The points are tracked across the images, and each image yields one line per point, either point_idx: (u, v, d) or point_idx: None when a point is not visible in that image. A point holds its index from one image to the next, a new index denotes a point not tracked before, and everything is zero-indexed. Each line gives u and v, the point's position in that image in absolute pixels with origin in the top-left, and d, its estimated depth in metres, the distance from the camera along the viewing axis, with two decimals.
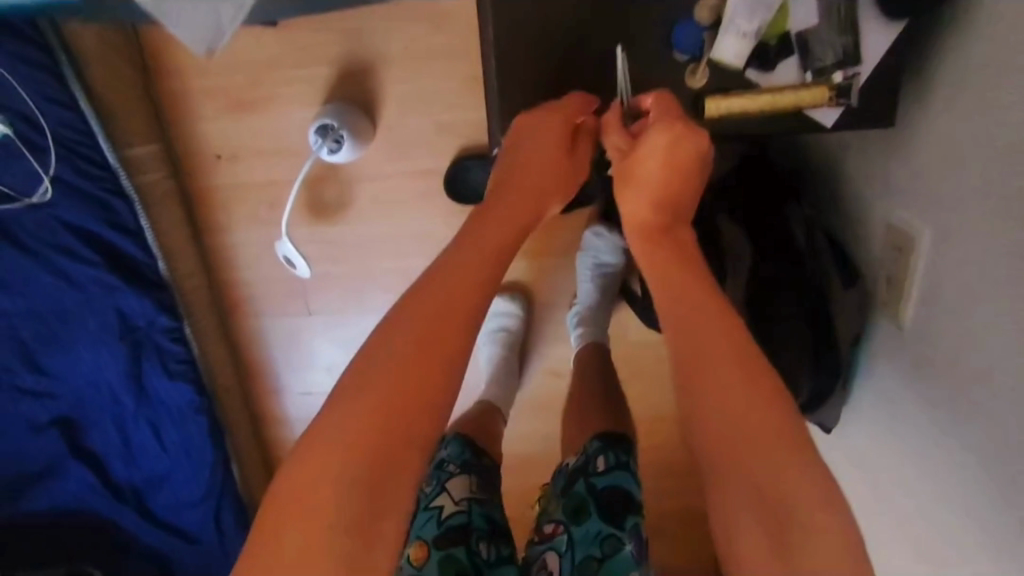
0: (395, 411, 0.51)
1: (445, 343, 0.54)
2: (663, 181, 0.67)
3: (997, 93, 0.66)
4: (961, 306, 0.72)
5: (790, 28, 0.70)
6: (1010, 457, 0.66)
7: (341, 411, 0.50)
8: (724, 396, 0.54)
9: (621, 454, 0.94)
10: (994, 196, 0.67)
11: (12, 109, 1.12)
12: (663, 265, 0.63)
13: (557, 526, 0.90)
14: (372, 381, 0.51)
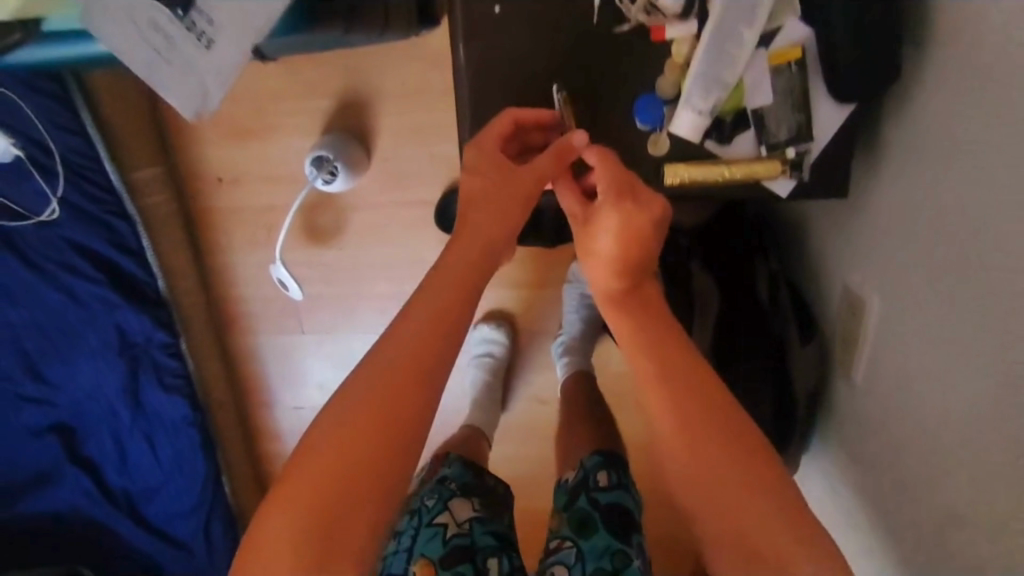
0: (353, 463, 0.54)
1: (399, 397, 0.57)
2: (624, 247, 0.69)
3: (937, 177, 0.69)
4: (905, 377, 0.74)
5: (747, 104, 0.74)
6: (947, 526, 0.69)
7: (304, 464, 0.54)
8: (688, 450, 0.59)
9: (621, 472, 0.94)
10: (933, 275, 0.70)
11: (25, 135, 1.20)
12: (625, 331, 0.67)
13: (564, 542, 0.87)
14: (330, 436, 0.55)
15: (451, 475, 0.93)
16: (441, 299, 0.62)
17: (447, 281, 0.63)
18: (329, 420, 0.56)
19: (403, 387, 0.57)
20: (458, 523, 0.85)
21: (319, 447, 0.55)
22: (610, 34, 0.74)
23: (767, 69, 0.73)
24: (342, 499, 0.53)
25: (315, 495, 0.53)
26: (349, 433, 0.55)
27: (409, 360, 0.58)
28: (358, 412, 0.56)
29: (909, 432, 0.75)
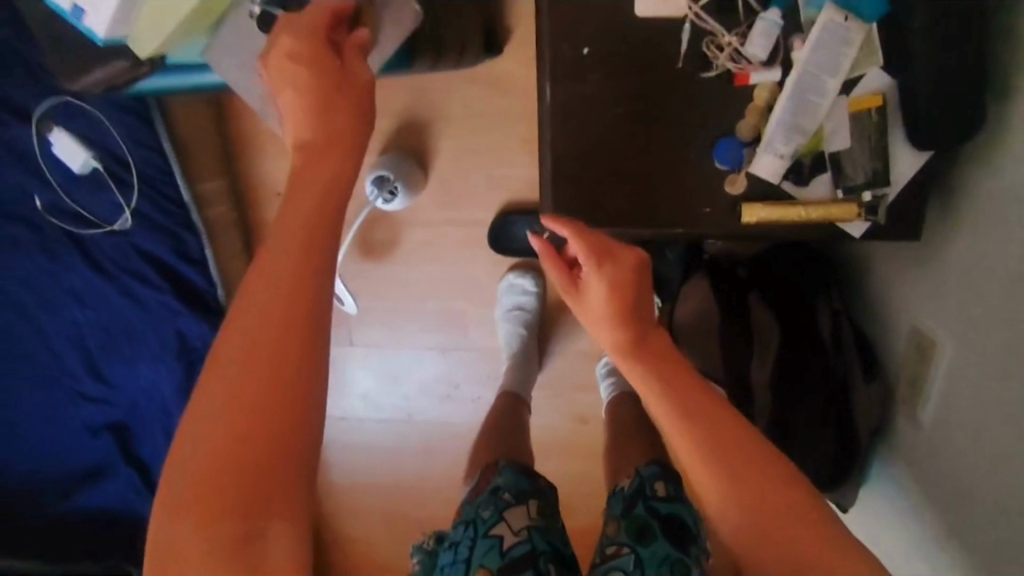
0: (247, 434, 0.52)
1: (269, 385, 0.53)
2: (616, 303, 0.66)
3: (1015, 230, 0.70)
4: (975, 426, 0.75)
5: (826, 147, 0.76)
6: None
7: (189, 448, 0.52)
8: (741, 492, 0.59)
9: (677, 484, 0.95)
10: (1009, 327, 0.70)
11: (105, 148, 1.25)
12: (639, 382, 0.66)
13: (622, 548, 0.86)
14: (206, 447, 0.52)
15: (505, 483, 0.95)
16: (289, 249, 0.56)
17: (293, 232, 0.57)
18: (199, 426, 0.52)
19: (273, 375, 0.53)
20: (515, 533, 0.87)
21: (195, 458, 0.52)
22: (695, 77, 0.76)
23: (847, 115, 0.75)
24: (249, 500, 0.52)
25: (213, 505, 0.51)
26: (229, 438, 0.52)
27: (275, 345, 0.54)
28: (226, 415, 0.52)
29: (970, 475, 0.75)
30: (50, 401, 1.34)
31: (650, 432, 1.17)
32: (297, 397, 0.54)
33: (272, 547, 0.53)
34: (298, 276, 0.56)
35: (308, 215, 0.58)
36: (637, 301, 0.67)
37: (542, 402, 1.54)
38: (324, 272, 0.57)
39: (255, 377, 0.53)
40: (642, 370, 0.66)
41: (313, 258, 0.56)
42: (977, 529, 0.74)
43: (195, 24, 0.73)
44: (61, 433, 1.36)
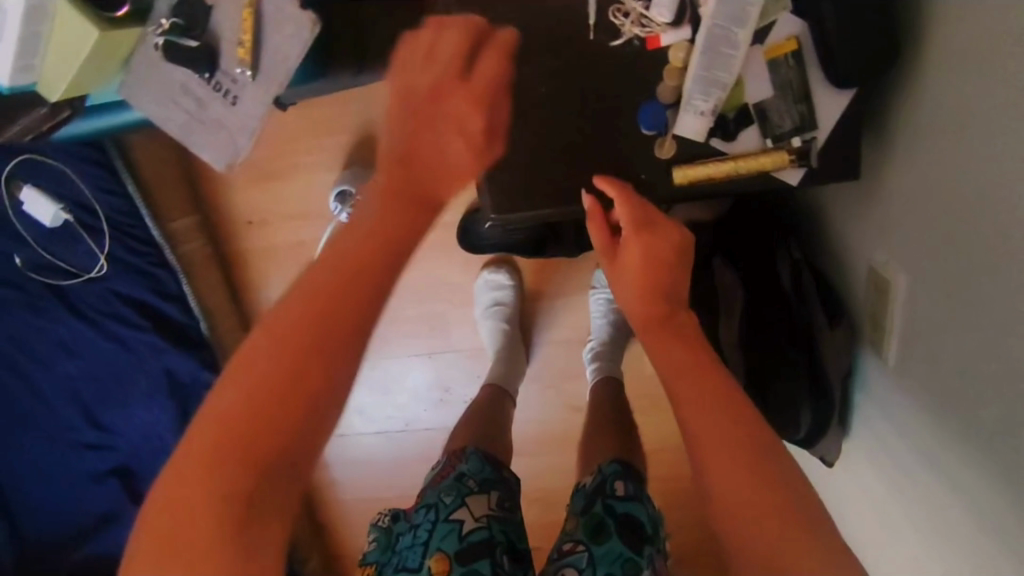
0: (256, 431, 0.52)
1: (295, 391, 0.53)
2: (646, 268, 0.72)
3: (951, 153, 0.69)
4: (939, 355, 0.75)
5: (748, 100, 0.76)
6: (1002, 503, 0.67)
7: (198, 438, 0.51)
8: (722, 468, 0.59)
9: (636, 484, 0.98)
10: (959, 252, 0.70)
11: (71, 199, 1.28)
12: (662, 347, 0.67)
13: (578, 545, 0.91)
14: (213, 438, 0.51)
15: (470, 470, 1.03)
16: (337, 263, 0.56)
17: (347, 247, 0.57)
18: (212, 418, 0.52)
19: (295, 384, 0.53)
20: (475, 519, 0.95)
21: (202, 449, 0.51)
22: (607, 48, 0.77)
23: (765, 65, 0.75)
24: (250, 490, 0.51)
25: (211, 503, 0.50)
26: (240, 435, 0.51)
27: (310, 353, 0.53)
28: (245, 413, 0.52)
29: (957, 401, 0.73)
30: (51, 452, 1.37)
31: (623, 422, 1.20)
32: (319, 400, 0.54)
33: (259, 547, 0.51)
34: (344, 285, 0.55)
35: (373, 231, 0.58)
36: (669, 273, 0.72)
37: (534, 395, 1.55)
38: (372, 283, 0.56)
39: (281, 381, 0.52)
40: (663, 334, 0.68)
41: (360, 268, 0.56)
42: (958, 456, 0.74)
43: (104, 69, 0.89)
44: (66, 482, 1.38)
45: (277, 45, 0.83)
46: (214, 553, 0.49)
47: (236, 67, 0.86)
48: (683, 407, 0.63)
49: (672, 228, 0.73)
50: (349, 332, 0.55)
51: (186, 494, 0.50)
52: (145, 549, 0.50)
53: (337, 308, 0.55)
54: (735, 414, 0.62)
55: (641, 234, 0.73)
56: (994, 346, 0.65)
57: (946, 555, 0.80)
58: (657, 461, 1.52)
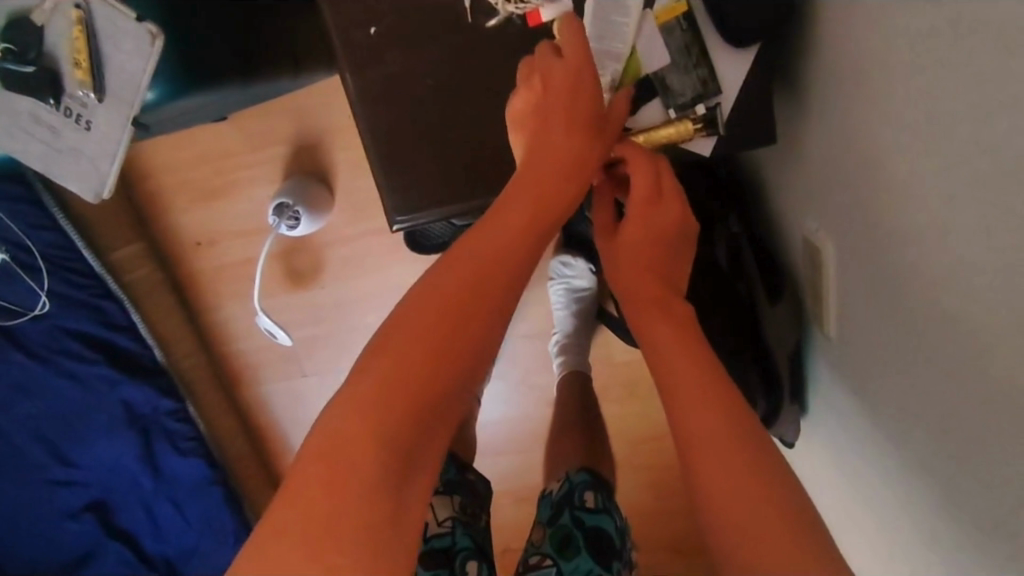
0: (404, 409, 0.50)
1: (446, 365, 0.53)
2: (649, 244, 0.71)
3: (872, 106, 0.64)
4: (879, 322, 0.70)
5: (645, 70, 0.74)
6: (954, 478, 0.62)
7: (347, 411, 0.49)
8: (708, 452, 0.56)
9: (606, 496, 0.94)
10: (889, 210, 0.64)
11: (7, 239, 1.26)
12: (656, 328, 0.66)
13: (545, 559, 0.88)
14: (368, 402, 0.50)
15: (436, 468, 0.96)
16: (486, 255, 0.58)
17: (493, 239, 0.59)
18: (366, 386, 0.50)
19: (441, 364, 0.53)
20: (439, 522, 0.91)
21: (357, 412, 0.49)
22: (483, 29, 0.76)
23: (658, 32, 0.73)
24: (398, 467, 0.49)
25: (371, 465, 0.48)
26: (393, 401, 0.50)
27: (464, 330, 0.54)
28: (400, 380, 0.51)
29: (896, 364, 0.69)
30: (20, 493, 1.31)
31: (589, 423, 1.18)
32: (457, 389, 0.54)
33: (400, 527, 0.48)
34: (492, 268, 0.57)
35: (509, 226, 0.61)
36: (673, 256, 0.72)
37: (508, 393, 1.50)
38: (516, 267, 0.59)
39: (438, 353, 0.53)
40: (655, 311, 0.67)
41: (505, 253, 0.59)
42: (906, 421, 0.69)
43: None
44: (34, 524, 1.32)
45: (117, 61, 0.82)
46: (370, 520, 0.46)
47: (78, 89, 0.84)
48: (668, 386, 0.61)
49: (677, 206, 0.72)
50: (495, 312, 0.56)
51: (341, 462, 0.47)
52: (288, 532, 0.45)
53: (484, 288, 0.56)
54: (716, 394, 0.59)
55: (646, 207, 0.71)
56: (921, 301, 0.61)
57: (904, 532, 0.75)
58: (638, 451, 1.47)
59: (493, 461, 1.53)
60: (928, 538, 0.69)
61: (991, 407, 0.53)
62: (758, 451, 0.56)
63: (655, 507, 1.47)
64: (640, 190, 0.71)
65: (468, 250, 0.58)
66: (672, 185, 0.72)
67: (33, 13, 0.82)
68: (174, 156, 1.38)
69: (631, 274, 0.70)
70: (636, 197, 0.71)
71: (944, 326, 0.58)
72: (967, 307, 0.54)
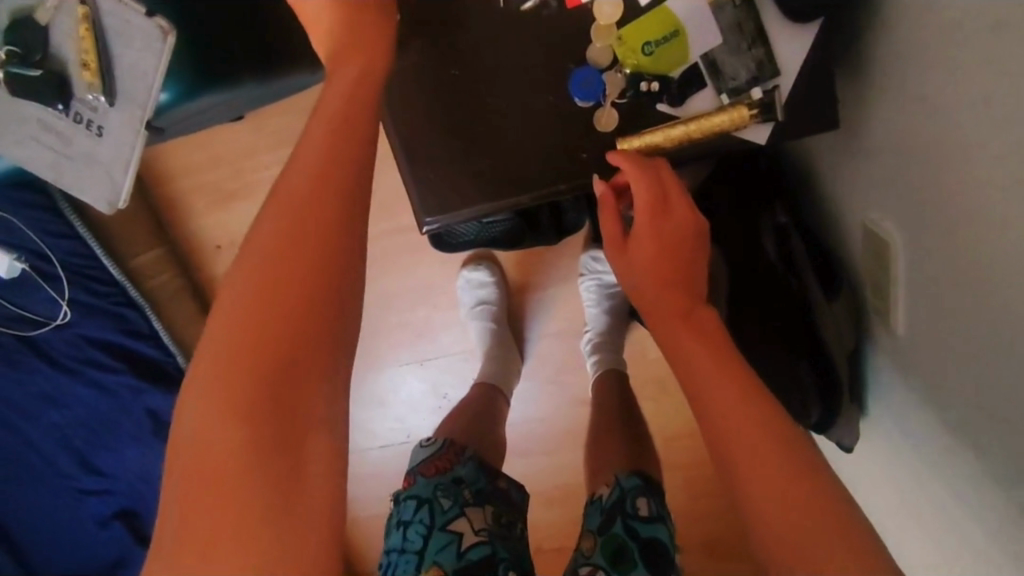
0: (244, 368, 0.51)
1: (281, 315, 0.52)
2: (665, 256, 0.67)
3: (953, 85, 0.58)
4: (961, 320, 0.63)
5: (694, 52, 0.68)
6: None
7: (198, 389, 0.51)
8: (750, 471, 0.54)
9: (658, 502, 0.89)
10: (972, 198, 0.58)
11: (29, 249, 1.23)
12: (685, 347, 0.62)
13: (597, 571, 0.82)
14: (212, 394, 0.50)
15: (465, 476, 0.93)
16: (294, 191, 0.55)
17: (304, 173, 0.56)
18: (203, 380, 0.51)
19: (272, 308, 0.52)
20: (474, 533, 0.85)
21: (204, 406, 0.50)
22: (517, 13, 0.70)
23: (708, 9, 0.67)
24: (265, 427, 0.50)
25: (234, 451, 0.49)
26: (234, 383, 0.50)
27: (292, 291, 0.52)
28: (234, 364, 0.51)
29: (976, 370, 0.62)
30: (50, 503, 1.29)
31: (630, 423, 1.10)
32: (296, 325, 0.52)
33: (304, 479, 0.51)
34: (301, 220, 0.54)
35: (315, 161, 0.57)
36: (688, 263, 0.67)
37: (538, 393, 1.45)
38: (336, 195, 0.55)
39: (263, 322, 0.52)
40: (683, 331, 0.63)
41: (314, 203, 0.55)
42: (983, 428, 0.63)
43: None
44: (64, 534, 1.30)
45: (127, 61, 0.77)
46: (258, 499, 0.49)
47: (88, 92, 0.79)
48: (702, 399, 0.59)
49: (687, 210, 0.67)
50: (326, 259, 0.54)
51: (211, 460, 0.49)
52: (190, 511, 0.49)
53: (297, 241, 0.53)
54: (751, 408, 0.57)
55: (653, 214, 0.66)
56: (1014, 298, 0.55)
57: (980, 543, 0.69)
58: (675, 450, 1.41)
59: (523, 463, 1.48)
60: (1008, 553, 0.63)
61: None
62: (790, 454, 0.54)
63: (693, 508, 1.41)
64: (644, 195, 0.66)
65: (273, 202, 0.56)
66: (676, 188, 0.67)
67: (37, 13, 0.78)
68: (191, 159, 1.34)
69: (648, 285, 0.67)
70: (644, 208, 0.66)
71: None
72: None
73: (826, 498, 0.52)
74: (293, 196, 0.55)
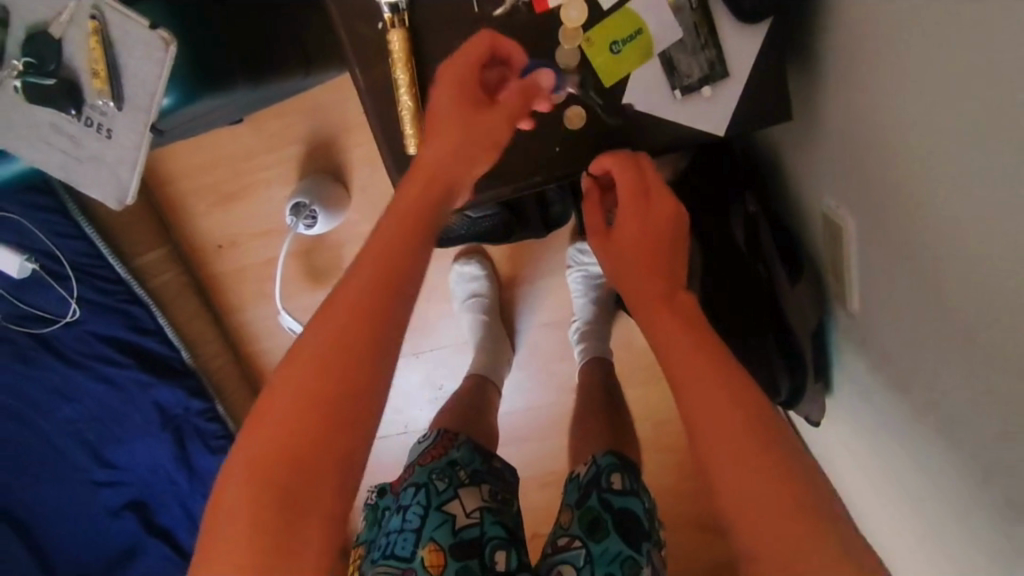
0: (293, 438, 0.51)
1: (333, 395, 0.51)
2: (645, 236, 0.71)
3: (887, 83, 0.64)
4: (914, 292, 0.67)
5: (655, 50, 0.74)
6: (985, 458, 0.60)
7: (248, 438, 0.51)
8: (730, 469, 0.55)
9: (635, 478, 0.89)
10: (912, 180, 0.63)
11: (39, 249, 1.29)
12: (664, 321, 0.65)
13: (573, 541, 0.83)
14: (258, 438, 0.51)
15: (461, 459, 0.93)
16: (370, 267, 0.55)
17: (378, 249, 0.56)
18: (255, 433, 0.51)
19: (332, 389, 0.52)
20: (467, 515, 0.86)
21: (249, 456, 0.51)
22: (491, 17, 0.75)
23: (666, 11, 0.73)
24: (294, 493, 0.50)
25: (252, 515, 0.49)
26: (273, 469, 0.50)
27: (339, 369, 0.52)
28: (298, 401, 0.51)
29: (929, 342, 0.66)
30: (65, 495, 1.34)
31: (615, 406, 1.12)
32: (342, 412, 0.51)
33: (301, 546, 0.49)
34: (363, 299, 0.54)
35: (392, 245, 0.57)
36: (668, 251, 0.71)
37: (531, 383, 1.50)
38: (402, 284, 0.55)
39: (320, 383, 0.52)
40: (666, 311, 0.65)
41: (391, 274, 0.55)
42: (930, 392, 0.68)
43: None
44: (79, 523, 1.35)
45: (131, 68, 0.80)
46: (257, 573, 0.48)
47: (98, 98, 0.83)
48: (676, 375, 0.61)
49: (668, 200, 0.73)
50: (371, 347, 0.53)
51: (229, 510, 0.50)
52: (210, 549, 0.49)
53: (374, 308, 0.54)
54: (739, 399, 0.58)
55: (635, 201, 0.73)
56: (955, 259, 0.59)
57: (932, 507, 0.75)
58: (663, 435, 1.44)
59: (515, 448, 1.53)
60: (949, 502, 0.70)
61: (1016, 364, 0.53)
62: (776, 455, 0.55)
63: (682, 491, 1.44)
64: (625, 186, 0.73)
65: (355, 272, 0.56)
66: (658, 183, 0.74)
67: (52, 26, 0.82)
68: (192, 162, 1.39)
69: (629, 272, 0.70)
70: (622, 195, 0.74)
71: (971, 288, 0.57)
72: (992, 269, 0.53)
73: (813, 502, 0.54)
74: (365, 271, 0.55)
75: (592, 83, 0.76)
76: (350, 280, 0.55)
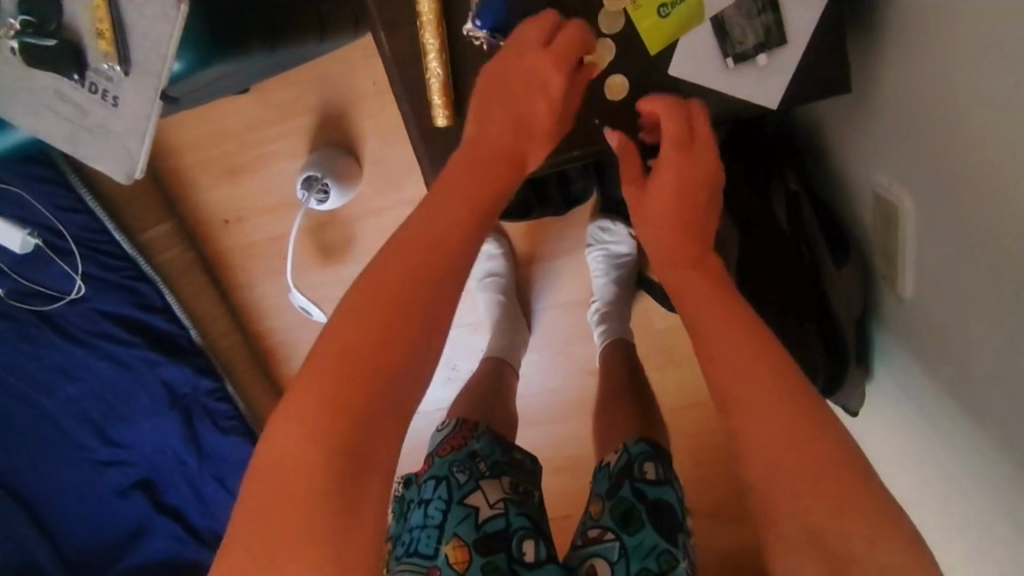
0: (353, 384, 0.52)
1: (393, 343, 0.54)
2: (676, 201, 0.68)
3: (947, 52, 0.59)
4: (970, 276, 0.63)
5: (707, 14, 0.69)
6: None
7: (309, 386, 0.52)
8: (763, 448, 0.52)
9: (666, 466, 0.86)
10: (974, 157, 0.58)
11: (39, 224, 1.24)
12: (696, 295, 0.62)
13: (605, 533, 0.80)
14: (317, 387, 0.52)
15: (482, 450, 0.90)
16: (424, 228, 0.59)
17: (431, 213, 0.60)
18: (310, 392, 0.52)
19: (391, 339, 0.54)
20: (491, 506, 0.83)
21: (308, 410, 0.51)
22: None
23: None
24: (355, 435, 0.51)
25: (313, 469, 0.50)
26: (336, 414, 0.51)
27: (398, 321, 0.55)
28: (360, 350, 0.53)
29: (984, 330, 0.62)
30: (72, 474, 1.32)
31: (639, 390, 1.08)
32: (399, 361, 0.54)
33: (363, 489, 0.51)
34: (420, 264, 0.57)
35: (443, 209, 0.61)
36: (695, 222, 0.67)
37: (548, 364, 1.46)
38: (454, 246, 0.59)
39: (381, 332, 0.54)
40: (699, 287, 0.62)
41: (443, 237, 0.59)
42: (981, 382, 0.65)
43: None
44: (86, 502, 1.33)
45: (138, 27, 0.75)
46: (322, 525, 0.49)
47: (104, 61, 0.78)
48: (709, 351, 0.58)
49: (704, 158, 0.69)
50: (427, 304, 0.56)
51: (290, 458, 0.51)
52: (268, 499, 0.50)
53: (434, 264, 0.58)
54: (782, 376, 0.54)
55: (671, 163, 0.68)
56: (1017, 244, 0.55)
57: (980, 500, 0.72)
58: (682, 419, 1.40)
59: (533, 431, 1.50)
60: (1000, 496, 0.67)
61: None
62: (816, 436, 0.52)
63: (701, 476, 1.41)
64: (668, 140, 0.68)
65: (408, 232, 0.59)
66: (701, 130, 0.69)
67: None
68: (196, 134, 1.34)
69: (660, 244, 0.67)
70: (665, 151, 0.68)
71: None
72: None
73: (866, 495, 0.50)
74: (422, 231, 0.59)
75: (634, 49, 0.71)
76: (405, 241, 0.59)
